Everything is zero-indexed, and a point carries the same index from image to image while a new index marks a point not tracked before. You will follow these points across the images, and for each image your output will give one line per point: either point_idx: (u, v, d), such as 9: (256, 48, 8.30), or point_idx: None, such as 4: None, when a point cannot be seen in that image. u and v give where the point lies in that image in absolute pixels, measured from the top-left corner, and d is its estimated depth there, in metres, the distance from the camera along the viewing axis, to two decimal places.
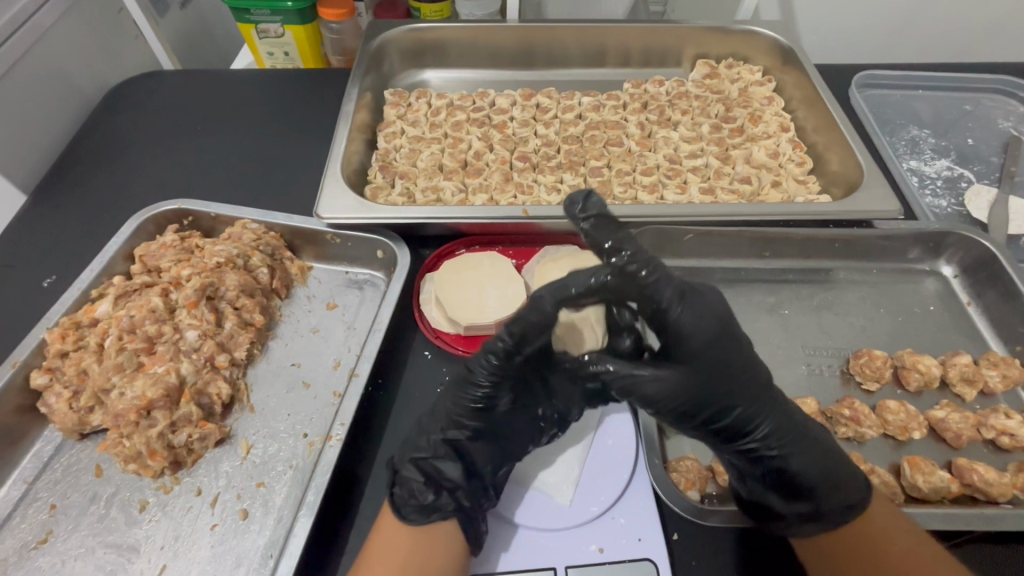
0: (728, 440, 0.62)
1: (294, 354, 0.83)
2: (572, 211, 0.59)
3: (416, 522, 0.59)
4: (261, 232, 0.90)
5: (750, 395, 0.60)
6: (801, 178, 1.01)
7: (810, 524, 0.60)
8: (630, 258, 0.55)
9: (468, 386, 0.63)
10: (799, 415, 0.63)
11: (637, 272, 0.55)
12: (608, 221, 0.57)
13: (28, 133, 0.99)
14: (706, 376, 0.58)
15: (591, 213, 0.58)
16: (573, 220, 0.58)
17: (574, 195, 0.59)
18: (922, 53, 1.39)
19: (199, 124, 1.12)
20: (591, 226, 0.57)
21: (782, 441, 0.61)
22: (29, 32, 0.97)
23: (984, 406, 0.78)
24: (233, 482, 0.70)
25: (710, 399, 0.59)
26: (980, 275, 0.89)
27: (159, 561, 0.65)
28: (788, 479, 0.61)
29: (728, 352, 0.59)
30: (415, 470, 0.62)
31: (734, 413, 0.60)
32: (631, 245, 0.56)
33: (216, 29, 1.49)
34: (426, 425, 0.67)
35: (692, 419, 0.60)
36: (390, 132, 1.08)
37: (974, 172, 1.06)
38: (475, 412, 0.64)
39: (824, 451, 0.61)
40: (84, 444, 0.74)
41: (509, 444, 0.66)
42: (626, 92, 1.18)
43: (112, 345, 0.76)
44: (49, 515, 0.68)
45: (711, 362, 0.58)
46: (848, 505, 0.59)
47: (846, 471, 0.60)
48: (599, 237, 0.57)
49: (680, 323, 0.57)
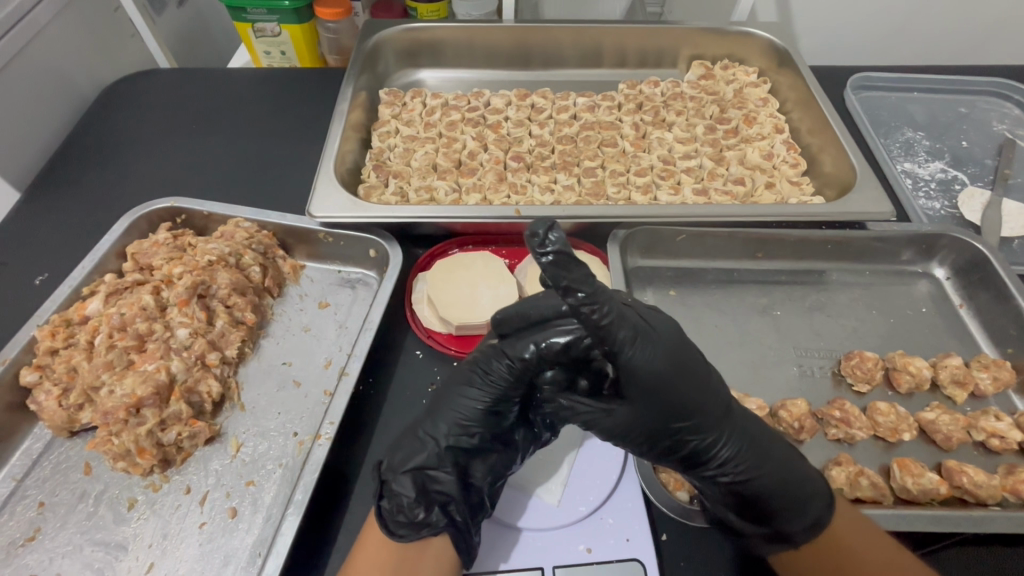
0: (687, 467, 0.61)
1: (284, 353, 0.83)
2: (533, 248, 0.48)
3: (406, 538, 0.58)
4: (254, 231, 0.90)
5: (708, 424, 0.59)
6: (795, 180, 1.02)
7: (773, 545, 0.60)
8: (585, 299, 0.51)
9: (477, 390, 0.63)
10: (761, 436, 0.62)
11: (591, 314, 0.52)
12: (570, 260, 0.49)
13: (22, 131, 0.99)
14: (658, 408, 0.57)
15: (553, 247, 0.48)
16: (533, 256, 0.49)
17: (535, 224, 0.48)
18: (918, 56, 1.39)
19: (193, 122, 1.12)
20: (549, 263, 0.48)
21: (742, 467, 0.59)
22: (24, 29, 0.97)
23: (975, 409, 0.78)
24: (222, 480, 0.70)
25: (665, 429, 0.58)
26: (973, 277, 0.89)
27: (147, 559, 0.64)
28: (750, 502, 0.60)
29: (681, 384, 0.57)
30: (405, 484, 0.60)
31: (689, 442, 0.59)
32: (589, 285, 0.51)
33: (213, 28, 1.49)
34: (421, 431, 0.64)
35: (650, 450, 0.60)
36: (385, 131, 1.08)
37: (968, 174, 1.06)
38: (479, 417, 0.63)
39: (789, 472, 0.60)
40: (74, 441, 0.74)
41: (508, 456, 0.65)
42: (621, 93, 1.18)
43: (103, 343, 0.76)
44: (38, 512, 0.68)
45: (665, 395, 0.57)
46: (809, 523, 0.58)
47: (812, 490, 0.59)
48: (554, 277, 0.49)
49: (633, 359, 0.55)
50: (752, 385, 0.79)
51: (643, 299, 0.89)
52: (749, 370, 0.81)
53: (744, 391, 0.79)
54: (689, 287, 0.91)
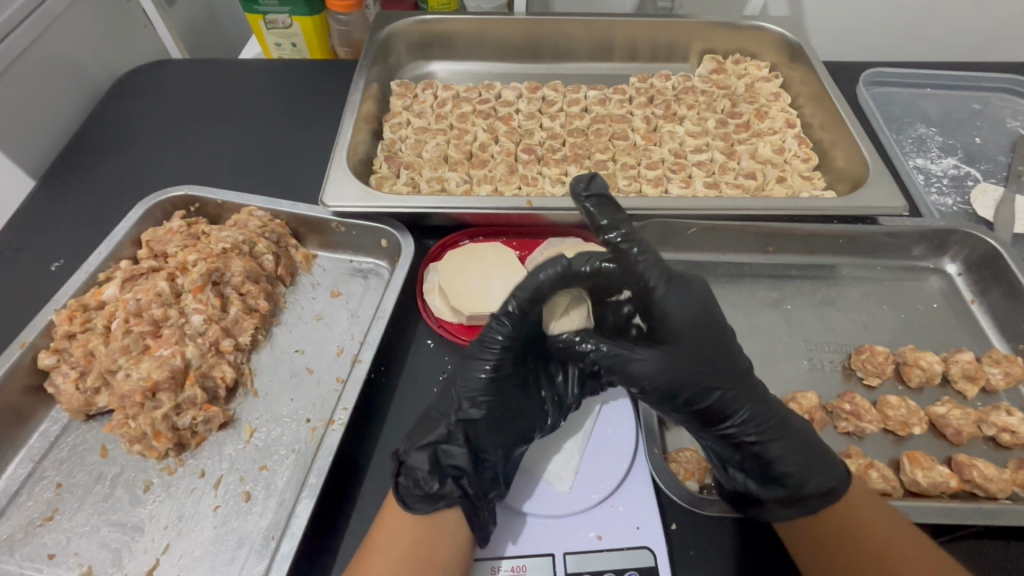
0: (706, 424, 0.65)
1: (297, 341, 0.83)
2: (577, 191, 0.61)
3: (420, 511, 0.59)
4: (267, 219, 0.91)
5: (729, 377, 0.63)
6: (806, 175, 1.01)
7: (788, 510, 0.60)
8: (624, 237, 0.60)
9: (482, 362, 0.67)
10: (779, 405, 0.66)
11: (628, 251, 0.60)
12: (607, 202, 0.61)
13: (38, 119, 1.00)
14: (688, 357, 0.63)
15: (592, 192, 0.61)
16: (577, 198, 0.61)
17: (580, 176, 0.62)
18: (932, 52, 1.38)
19: (205, 112, 1.13)
20: (593, 205, 0.60)
21: (762, 426, 0.63)
22: (40, 18, 0.98)
23: (985, 403, 0.78)
24: (236, 465, 0.71)
25: (691, 378, 0.63)
26: (985, 273, 0.89)
27: (163, 540, 0.65)
28: (767, 465, 0.62)
29: (706, 334, 0.63)
30: (421, 458, 0.61)
31: (713, 394, 0.63)
32: (626, 227, 0.60)
33: (225, 20, 1.50)
34: (435, 411, 0.67)
35: (675, 400, 0.64)
36: (396, 122, 1.09)
37: (981, 171, 1.05)
38: (486, 390, 0.66)
39: (804, 443, 0.63)
40: (91, 425, 0.75)
41: (518, 427, 0.67)
42: (632, 86, 1.18)
43: (120, 328, 0.77)
44: (55, 494, 0.69)
45: (692, 341, 0.63)
46: (823, 491, 0.60)
47: (823, 457, 0.62)
48: (598, 216, 0.60)
49: (667, 302, 0.61)
50: (763, 378, 0.80)
51: None
52: (760, 363, 0.81)
53: None
54: (699, 281, 0.91)
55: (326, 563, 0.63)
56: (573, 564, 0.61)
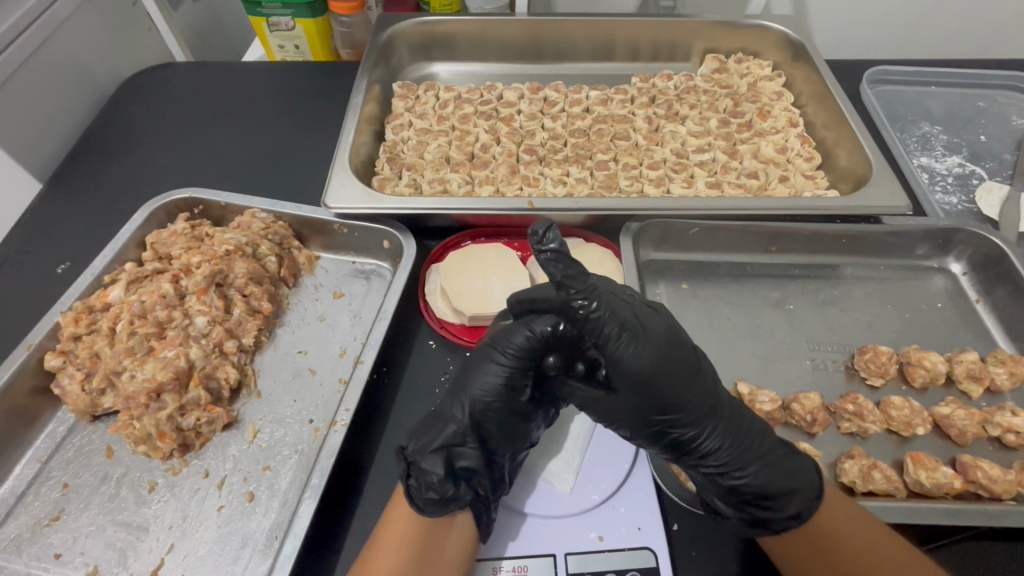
0: (673, 455, 0.64)
1: (300, 342, 0.84)
2: (535, 245, 0.54)
3: (435, 513, 0.58)
4: (270, 221, 0.91)
5: (691, 417, 0.60)
6: (809, 174, 1.01)
7: (753, 530, 0.60)
8: (578, 292, 0.57)
9: (495, 365, 0.64)
10: (754, 429, 0.63)
11: (581, 306, 0.58)
12: (564, 256, 0.55)
13: (44, 123, 1.01)
14: (647, 401, 0.60)
15: (552, 245, 0.54)
16: (534, 253, 0.54)
17: (536, 224, 0.54)
18: (937, 50, 1.37)
19: (209, 115, 1.14)
20: (547, 259, 0.55)
21: (728, 458, 0.61)
22: (46, 22, 0.99)
23: (990, 404, 0.77)
24: (240, 465, 0.72)
25: (648, 419, 0.61)
26: (990, 272, 0.88)
27: (168, 540, 0.66)
28: (734, 492, 0.61)
29: (667, 378, 0.59)
30: (435, 461, 0.60)
31: (672, 433, 0.61)
32: (581, 281, 0.57)
33: (229, 23, 1.51)
34: (445, 411, 0.65)
35: (634, 438, 0.63)
36: (398, 124, 1.09)
37: (986, 169, 1.05)
38: (500, 392, 0.64)
39: (777, 469, 0.60)
40: (96, 426, 0.75)
41: (525, 431, 0.66)
42: (634, 86, 1.18)
43: (125, 329, 0.77)
44: (62, 493, 0.69)
45: (650, 387, 0.59)
46: (789, 513, 0.58)
47: (797, 482, 0.59)
48: (555, 271, 0.56)
49: (619, 353, 0.58)
50: (765, 378, 0.80)
51: (655, 292, 0.89)
52: (762, 362, 0.81)
53: (756, 384, 0.79)
54: (701, 281, 0.91)
55: (329, 561, 0.64)
56: (574, 564, 0.61)
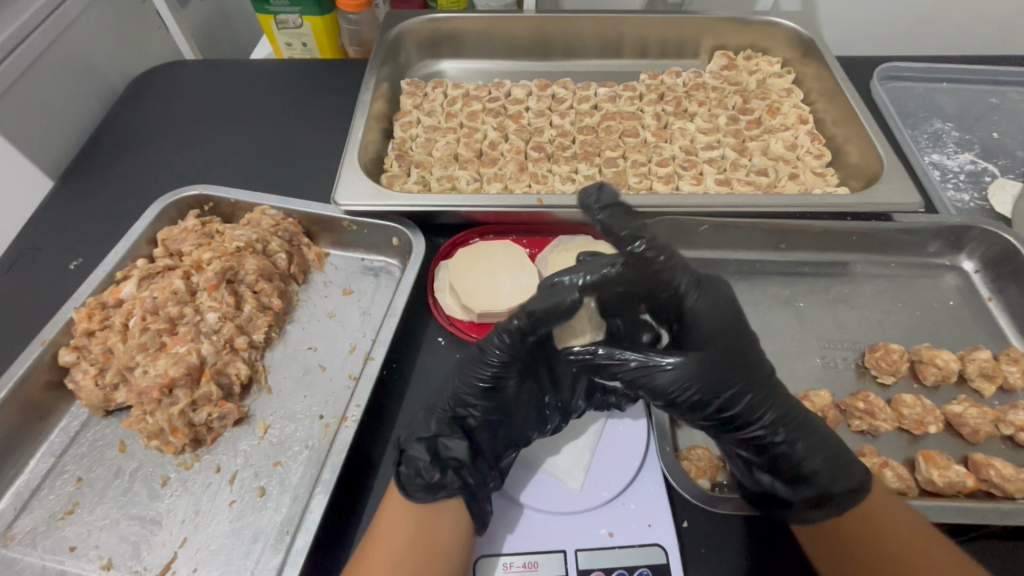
0: (733, 430, 0.63)
1: (310, 338, 0.84)
2: (590, 206, 0.64)
3: (422, 499, 0.60)
4: (280, 218, 0.92)
5: (754, 380, 0.62)
6: (819, 171, 1.00)
7: (816, 511, 0.60)
8: (646, 245, 0.63)
9: (477, 366, 0.66)
10: (802, 406, 0.65)
11: (654, 255, 0.63)
12: (620, 211, 0.64)
13: (56, 121, 1.02)
14: (715, 361, 0.62)
15: (603, 207, 0.64)
16: (589, 211, 0.64)
17: (587, 189, 0.65)
18: (949, 45, 1.36)
19: (218, 113, 1.14)
20: (605, 216, 0.64)
21: (787, 428, 0.62)
22: (57, 21, 1.00)
23: (1003, 402, 0.77)
24: (251, 460, 0.72)
25: (717, 382, 0.61)
26: (1003, 270, 0.88)
27: (181, 533, 0.66)
28: (793, 466, 0.61)
29: (735, 340, 0.64)
30: (421, 449, 0.63)
31: (737, 399, 0.61)
32: (647, 234, 0.63)
33: (237, 22, 1.51)
34: (434, 407, 0.68)
35: (701, 406, 0.61)
36: (407, 121, 1.09)
37: (999, 166, 1.04)
38: (479, 393, 0.66)
39: (830, 444, 0.62)
40: (110, 420, 0.76)
41: (511, 430, 0.68)
42: (642, 83, 1.17)
43: (137, 325, 0.78)
44: (76, 487, 0.70)
45: (718, 347, 0.63)
46: (851, 486, 0.59)
47: (850, 458, 0.61)
48: (615, 228, 0.63)
49: (696, 306, 0.64)
50: (775, 376, 0.79)
51: None
52: (772, 360, 0.81)
53: None
54: None
55: (340, 556, 0.64)
56: (584, 560, 0.62)
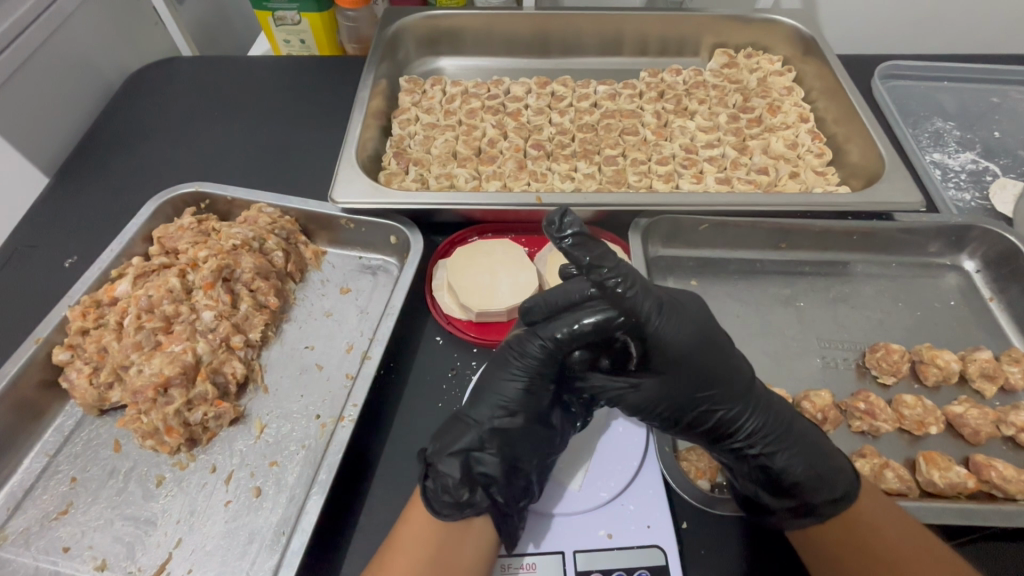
0: (713, 441, 0.64)
1: (307, 337, 0.84)
2: (553, 235, 0.55)
3: (451, 517, 0.58)
4: (277, 216, 0.91)
5: (728, 394, 0.62)
6: (820, 170, 1.00)
7: (800, 519, 0.59)
8: (610, 271, 0.56)
9: (513, 371, 0.63)
10: (789, 414, 0.64)
11: (615, 286, 0.57)
12: (587, 239, 0.55)
13: (52, 118, 1.01)
14: (688, 378, 0.61)
15: (570, 231, 0.54)
16: (555, 243, 0.55)
17: (551, 214, 0.55)
18: (950, 44, 1.35)
19: (215, 110, 1.13)
20: (571, 246, 0.55)
21: (767, 439, 0.62)
22: (53, 15, 0.99)
23: (1005, 403, 0.76)
24: (247, 460, 0.71)
25: (690, 398, 0.62)
26: (1005, 270, 0.87)
27: (176, 534, 0.66)
28: (776, 476, 0.61)
29: (708, 355, 0.61)
30: (452, 465, 0.60)
31: (711, 414, 0.62)
32: (610, 260, 0.56)
33: (235, 18, 1.50)
34: (464, 414, 0.64)
35: (675, 421, 0.63)
36: (405, 118, 1.08)
37: (1000, 165, 1.03)
38: (520, 400, 0.63)
39: (816, 452, 0.61)
40: (104, 419, 0.75)
41: (549, 440, 0.65)
42: (642, 81, 1.17)
43: (132, 324, 0.77)
44: (70, 487, 0.69)
45: (689, 366, 0.61)
46: (834, 496, 0.58)
47: (837, 465, 0.60)
48: (577, 257, 0.55)
49: (659, 329, 0.59)
50: (775, 376, 0.79)
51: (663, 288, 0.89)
52: (773, 360, 0.80)
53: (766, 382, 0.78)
54: (711, 278, 0.90)
55: (336, 557, 0.64)
56: (582, 562, 0.61)
